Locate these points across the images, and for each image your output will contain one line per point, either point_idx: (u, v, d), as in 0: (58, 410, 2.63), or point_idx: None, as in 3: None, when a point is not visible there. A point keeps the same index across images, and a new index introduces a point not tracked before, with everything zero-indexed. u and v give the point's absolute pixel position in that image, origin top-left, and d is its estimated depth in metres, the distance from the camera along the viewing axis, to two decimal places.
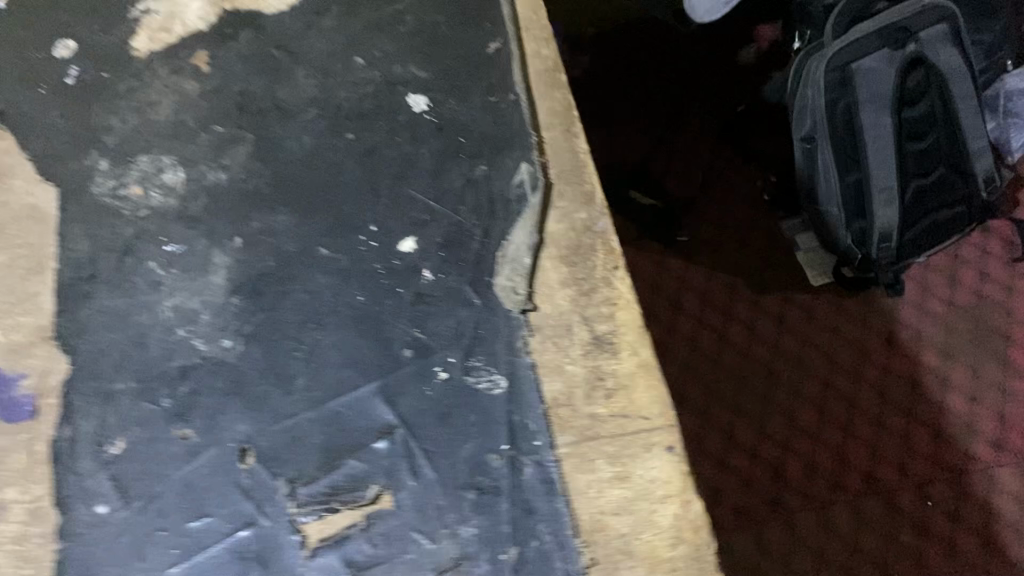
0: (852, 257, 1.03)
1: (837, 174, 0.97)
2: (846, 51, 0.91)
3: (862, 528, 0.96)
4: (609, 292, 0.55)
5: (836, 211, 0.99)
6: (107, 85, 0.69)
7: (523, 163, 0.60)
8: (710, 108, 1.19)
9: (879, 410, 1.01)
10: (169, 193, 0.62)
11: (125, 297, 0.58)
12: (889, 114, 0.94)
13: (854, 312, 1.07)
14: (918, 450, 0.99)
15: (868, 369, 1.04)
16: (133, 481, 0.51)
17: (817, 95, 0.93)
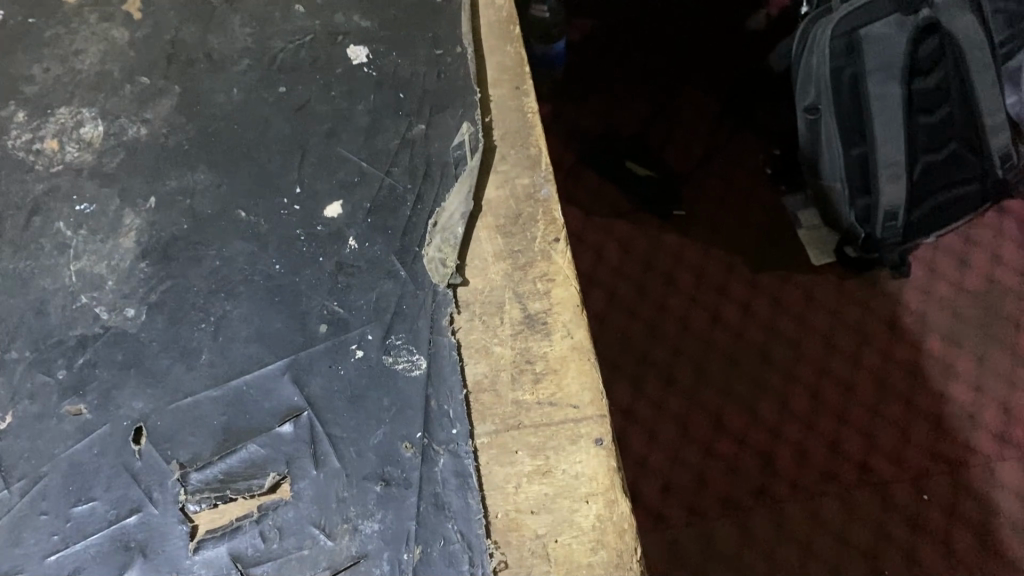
0: (856, 236, 0.97)
1: (841, 146, 0.89)
2: (852, 15, 0.83)
3: (854, 522, 0.89)
4: (546, 267, 0.50)
5: (840, 187, 0.93)
6: (30, 31, 0.64)
7: (465, 123, 0.55)
8: (713, 74, 1.12)
9: (878, 397, 0.95)
10: (86, 148, 0.58)
11: (29, 259, 0.53)
12: (898, 83, 0.85)
13: (856, 294, 1.01)
14: (917, 441, 0.93)
15: (868, 355, 0.97)
16: (17, 461, 0.46)
17: (823, 61, 0.85)
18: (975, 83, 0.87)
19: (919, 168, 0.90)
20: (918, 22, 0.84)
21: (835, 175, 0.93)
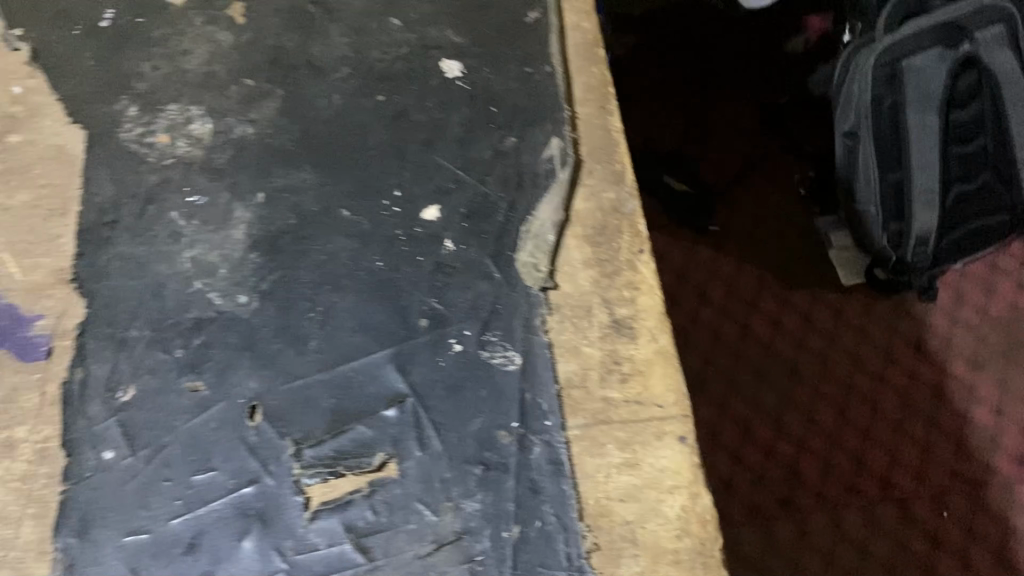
0: (886, 258, 0.99)
1: (877, 172, 0.93)
2: (894, 47, 0.86)
3: (875, 533, 0.92)
4: (631, 276, 0.54)
5: (874, 210, 0.96)
6: (140, 31, 0.69)
7: (554, 138, 0.59)
8: (751, 91, 1.15)
9: (901, 415, 0.98)
10: (195, 144, 0.62)
11: (145, 244, 0.57)
12: (936, 114, 0.89)
13: (884, 314, 1.04)
14: (938, 459, 0.96)
15: (894, 374, 1.01)
16: (142, 431, 0.50)
17: (864, 87, 0.88)
18: (1009, 117, 0.91)
19: (951, 197, 0.94)
20: (959, 57, 0.88)
21: (869, 198, 0.96)
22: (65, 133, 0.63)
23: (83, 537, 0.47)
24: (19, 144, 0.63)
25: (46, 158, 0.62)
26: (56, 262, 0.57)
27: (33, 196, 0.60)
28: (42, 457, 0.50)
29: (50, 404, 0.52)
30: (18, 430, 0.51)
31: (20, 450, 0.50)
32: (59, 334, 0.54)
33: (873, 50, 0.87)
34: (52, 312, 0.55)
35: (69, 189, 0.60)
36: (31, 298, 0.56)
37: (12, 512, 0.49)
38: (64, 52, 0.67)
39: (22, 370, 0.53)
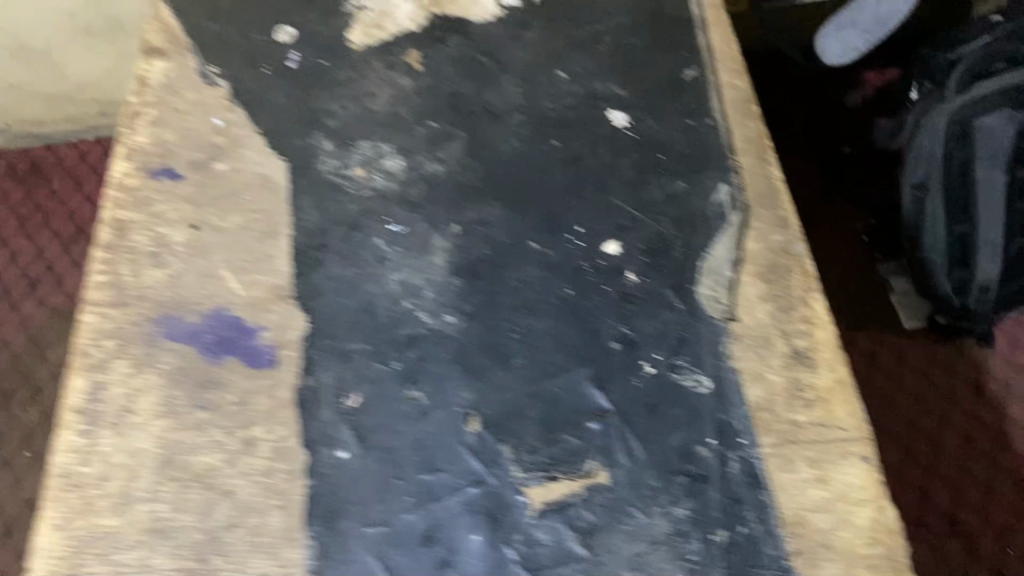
0: (950, 306, 1.06)
1: (944, 222, 1.01)
2: (965, 106, 0.94)
3: (943, 567, 0.97)
4: (806, 311, 0.60)
5: (938, 258, 1.03)
6: (326, 72, 0.75)
7: (722, 184, 0.65)
8: (816, 147, 1.26)
9: (964, 455, 1.04)
10: (390, 178, 0.68)
11: (354, 267, 0.64)
12: (1005, 171, 0.96)
13: (947, 358, 1.11)
14: (1000, 498, 1.01)
15: (956, 415, 1.07)
16: (371, 433, 0.56)
17: (937, 145, 0.97)
18: None
19: (1015, 248, 1.01)
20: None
21: (936, 246, 1.03)
22: (267, 163, 0.69)
23: (329, 527, 0.53)
24: (224, 170, 0.69)
25: (253, 185, 0.68)
26: (273, 279, 0.63)
27: (244, 219, 0.66)
28: (280, 455, 0.56)
29: (282, 406, 0.57)
30: (255, 429, 0.57)
31: (259, 448, 0.56)
32: (284, 344, 0.60)
33: (941, 110, 0.96)
34: (274, 325, 0.61)
35: (277, 214, 0.66)
36: (253, 311, 0.61)
37: (259, 503, 0.54)
38: (257, 89, 0.73)
39: (252, 375, 0.59)
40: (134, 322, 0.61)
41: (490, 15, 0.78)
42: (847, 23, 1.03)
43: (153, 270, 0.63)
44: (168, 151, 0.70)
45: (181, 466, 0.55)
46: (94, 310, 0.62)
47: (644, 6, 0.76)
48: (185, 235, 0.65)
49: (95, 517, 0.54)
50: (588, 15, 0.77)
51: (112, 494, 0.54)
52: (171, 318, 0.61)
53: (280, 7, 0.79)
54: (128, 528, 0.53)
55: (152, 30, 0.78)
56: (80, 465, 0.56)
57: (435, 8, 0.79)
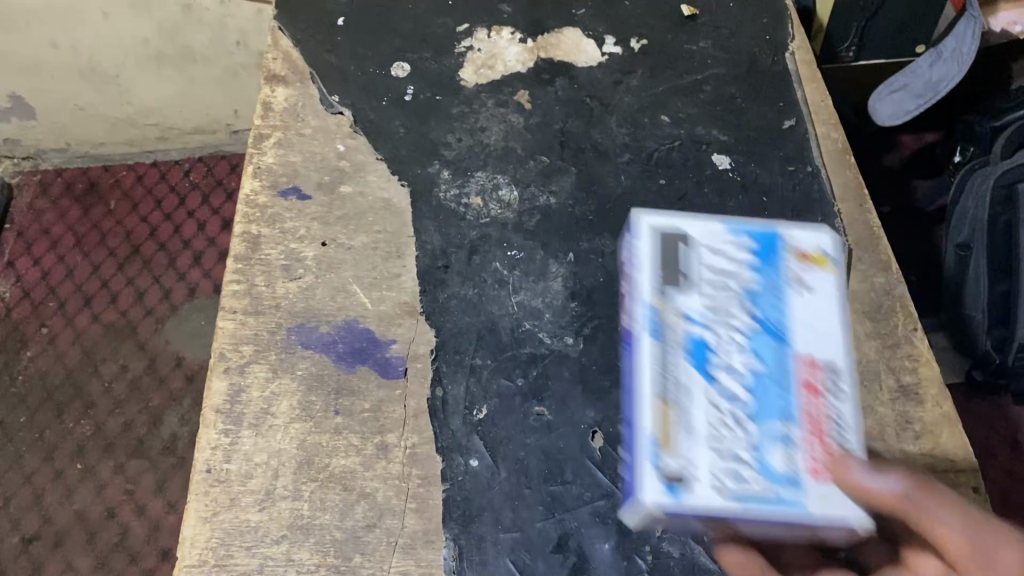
0: (989, 362, 1.04)
1: (987, 279, 1.01)
2: (1010, 171, 0.99)
3: None
4: (911, 349, 0.64)
5: (980, 315, 1.03)
6: (440, 106, 0.78)
7: (826, 228, 0.69)
8: None
9: (1002, 508, 1.07)
10: (506, 207, 0.71)
11: (476, 288, 0.67)
12: None
13: (990, 412, 1.13)
14: None
15: (993, 470, 1.10)
16: (500, 444, 0.60)
17: (982, 207, 1.02)
18: None
19: None
20: None
21: (978, 304, 1.03)
22: (390, 189, 0.72)
23: (466, 530, 0.57)
24: (349, 193, 0.72)
25: (377, 209, 0.71)
26: (399, 296, 0.66)
27: (370, 238, 0.70)
28: (414, 460, 0.59)
29: (415, 415, 0.61)
30: (390, 435, 0.60)
31: (394, 453, 0.60)
32: (413, 356, 0.63)
33: (992, 171, 1.01)
34: (402, 338, 0.64)
35: (402, 236, 0.70)
36: (383, 325, 0.65)
37: (395, 505, 0.58)
38: (375, 118, 0.77)
39: (385, 385, 0.62)
40: (269, 330, 0.65)
41: (595, 59, 0.81)
42: (898, 87, 1.00)
43: (287, 282, 0.67)
44: (295, 172, 0.74)
45: (319, 467, 0.59)
46: (230, 317, 0.65)
47: (741, 58, 0.80)
48: (316, 251, 0.69)
49: (240, 512, 0.57)
50: (689, 65, 0.80)
51: (256, 491, 0.58)
52: (305, 327, 0.65)
53: (391, 41, 0.82)
54: (271, 524, 0.57)
55: (274, 59, 0.81)
56: (223, 461, 0.59)
57: (542, 52, 0.81)
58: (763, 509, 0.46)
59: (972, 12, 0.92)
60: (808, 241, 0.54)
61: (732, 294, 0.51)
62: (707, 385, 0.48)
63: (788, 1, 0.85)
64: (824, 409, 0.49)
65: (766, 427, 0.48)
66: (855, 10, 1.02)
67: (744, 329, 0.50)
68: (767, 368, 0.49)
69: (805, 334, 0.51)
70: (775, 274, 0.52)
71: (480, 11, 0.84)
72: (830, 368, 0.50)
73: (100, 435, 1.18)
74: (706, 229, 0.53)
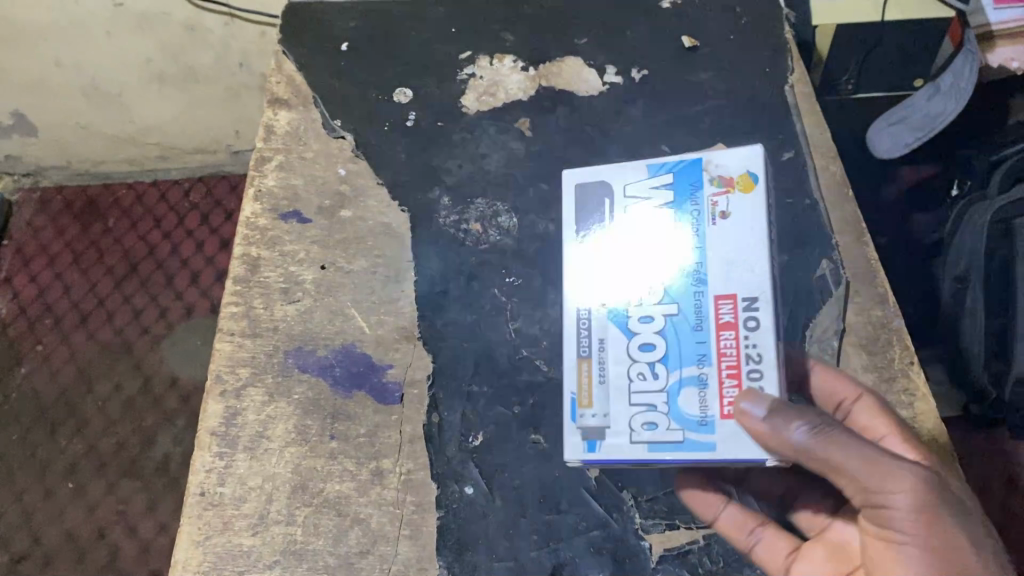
0: (986, 396, 1.05)
1: (983, 314, 1.02)
2: (1007, 206, 0.98)
3: None
4: (907, 383, 0.65)
5: (976, 349, 1.03)
6: (441, 132, 0.78)
7: (824, 260, 0.70)
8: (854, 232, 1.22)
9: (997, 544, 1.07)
10: (506, 234, 0.71)
11: (474, 314, 0.67)
12: None
13: (986, 447, 1.12)
14: None
15: (988, 505, 1.10)
16: (495, 472, 0.60)
17: (980, 243, 1.01)
18: None
19: None
20: None
21: (974, 338, 1.04)
22: (390, 214, 0.73)
23: (459, 558, 0.57)
24: (349, 218, 0.72)
25: (377, 233, 0.72)
26: (397, 320, 0.67)
27: (369, 262, 0.70)
28: (409, 487, 0.59)
29: (410, 440, 0.61)
30: (385, 460, 0.60)
31: (388, 479, 0.59)
32: (410, 382, 0.63)
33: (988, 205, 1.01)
34: (399, 363, 0.64)
35: (401, 261, 0.70)
36: (380, 349, 0.65)
37: (389, 532, 0.58)
38: (377, 143, 0.77)
39: (381, 409, 0.62)
40: (266, 353, 0.65)
41: (596, 88, 0.81)
42: (897, 121, 1.01)
43: (285, 305, 0.67)
44: (296, 195, 0.74)
45: (314, 491, 0.59)
46: (227, 339, 0.65)
47: (742, 90, 0.81)
48: (315, 274, 0.69)
49: (235, 535, 0.58)
50: (690, 95, 0.81)
51: (250, 515, 0.58)
52: (302, 350, 0.65)
53: (394, 67, 0.83)
54: (263, 548, 0.57)
55: (278, 82, 0.82)
56: (217, 485, 0.59)
57: (544, 80, 0.82)
58: (671, 452, 0.53)
59: (970, 47, 0.93)
60: (723, 172, 0.59)
61: (650, 245, 0.59)
62: (623, 339, 0.57)
63: (788, 34, 0.85)
64: (732, 344, 0.55)
65: (676, 371, 0.55)
66: (855, 44, 1.03)
67: (659, 276, 0.58)
68: (679, 313, 0.57)
69: (717, 271, 0.57)
70: (687, 214, 0.59)
71: (483, 39, 0.85)
72: (744, 298, 0.56)
73: (92, 455, 1.17)
74: (629, 185, 0.62)
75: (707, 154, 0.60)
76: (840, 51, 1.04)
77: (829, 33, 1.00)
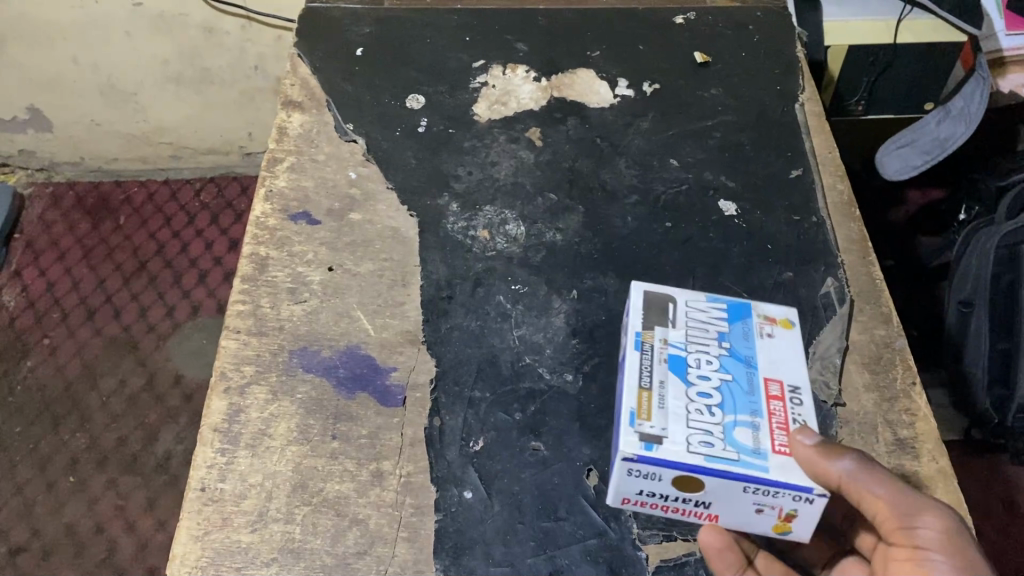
0: (988, 421, 1.05)
1: (988, 338, 1.01)
2: (1015, 232, 0.98)
3: None
4: (909, 404, 0.63)
5: (980, 374, 1.03)
6: (452, 139, 0.79)
7: (829, 278, 0.69)
8: None
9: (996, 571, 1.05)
10: (513, 242, 0.72)
11: (479, 320, 0.67)
12: None
13: (983, 472, 1.12)
14: None
15: (987, 530, 1.08)
16: (495, 478, 0.60)
17: (987, 268, 1.02)
18: None
19: None
20: None
21: (978, 363, 1.03)
22: (399, 218, 0.73)
23: (456, 563, 0.56)
24: (358, 221, 0.73)
25: (385, 237, 0.72)
26: (402, 324, 0.67)
27: (376, 266, 0.70)
28: (408, 489, 0.59)
29: (411, 443, 0.61)
30: (384, 463, 0.60)
31: (388, 481, 0.60)
32: (413, 385, 0.64)
33: (994, 231, 1.01)
34: (403, 367, 0.65)
35: (408, 265, 0.70)
36: (384, 353, 0.65)
37: (387, 533, 0.57)
38: (387, 147, 0.78)
39: (383, 412, 0.63)
40: (272, 351, 0.65)
41: (606, 101, 0.82)
42: (904, 142, 1.00)
43: (292, 305, 0.68)
44: (305, 197, 0.75)
45: (314, 491, 0.59)
46: (233, 336, 0.66)
47: (751, 107, 0.82)
48: (322, 276, 0.70)
49: (232, 532, 0.57)
50: (700, 110, 0.81)
51: (249, 512, 0.58)
52: (307, 350, 0.65)
53: (408, 74, 0.84)
54: (262, 546, 0.57)
55: (292, 85, 0.83)
56: (217, 480, 0.59)
57: (556, 91, 0.83)
58: (731, 469, 0.50)
59: (982, 73, 0.94)
60: (779, 310, 0.61)
61: (707, 334, 0.58)
62: (680, 386, 0.55)
63: (798, 54, 0.86)
64: (783, 413, 0.54)
65: (731, 414, 0.53)
66: (865, 65, 1.03)
67: (715, 357, 0.57)
68: (731, 378, 0.55)
69: (768, 363, 0.57)
70: (740, 325, 0.59)
71: (496, 49, 0.86)
72: (790, 391, 0.55)
73: (94, 449, 1.17)
74: (689, 299, 0.61)
75: (756, 301, 0.61)
76: (851, 71, 1.04)
77: (840, 52, 1.00)
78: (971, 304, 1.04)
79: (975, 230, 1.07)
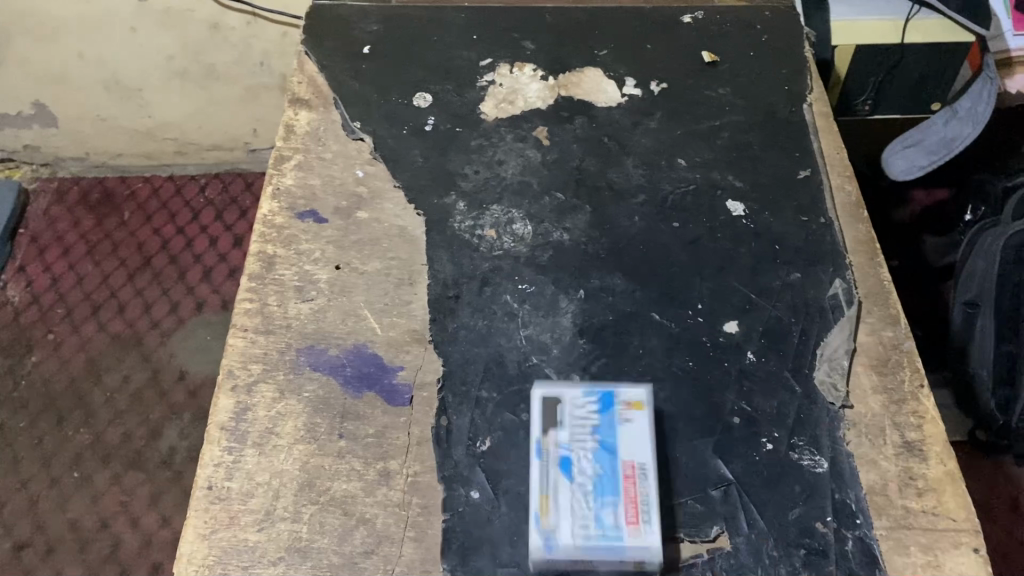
0: (992, 421, 1.05)
1: (993, 339, 1.01)
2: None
3: None
4: (917, 406, 0.63)
5: (985, 374, 1.03)
6: (458, 138, 0.78)
7: (837, 279, 0.69)
8: None
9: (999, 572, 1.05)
10: (520, 241, 0.72)
11: (486, 320, 0.67)
12: None
13: (988, 473, 1.12)
14: None
15: (991, 531, 1.08)
16: (502, 478, 0.59)
17: (992, 267, 1.01)
18: None
19: None
20: None
21: (983, 363, 1.03)
22: (406, 217, 0.73)
23: (463, 563, 0.56)
24: (366, 219, 0.73)
25: (392, 235, 0.72)
26: (409, 323, 0.67)
27: (383, 265, 0.70)
28: (415, 489, 0.59)
29: (418, 443, 0.61)
30: (392, 462, 0.60)
31: (395, 480, 0.59)
32: (419, 385, 0.64)
33: (1003, 231, 1.00)
34: (410, 366, 0.65)
35: (414, 264, 0.70)
36: (391, 352, 0.65)
37: (394, 533, 0.57)
38: (394, 146, 0.78)
39: (390, 411, 0.62)
40: (278, 350, 0.65)
41: (614, 101, 0.82)
42: (911, 142, 0.99)
43: (300, 303, 0.68)
44: (312, 195, 0.75)
45: (321, 490, 0.59)
46: (241, 334, 0.66)
47: (759, 107, 0.81)
48: (329, 274, 0.70)
49: (239, 531, 0.57)
50: (708, 110, 0.81)
51: (255, 511, 0.58)
52: (314, 348, 0.65)
53: (415, 72, 0.83)
54: (269, 545, 0.57)
55: (299, 82, 0.82)
56: (224, 479, 0.59)
57: (563, 90, 0.82)
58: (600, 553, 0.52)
59: (988, 74, 0.95)
60: (635, 394, 0.59)
61: (579, 430, 0.57)
62: (562, 482, 0.55)
63: (807, 54, 0.86)
64: (638, 494, 0.54)
65: (598, 503, 0.53)
66: (873, 64, 1.03)
67: (588, 450, 0.56)
68: (600, 471, 0.55)
69: (632, 442, 0.56)
70: (606, 418, 0.58)
71: (503, 48, 0.86)
72: (643, 469, 0.55)
73: (98, 445, 1.17)
74: (570, 400, 0.59)
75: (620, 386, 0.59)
76: (859, 70, 1.03)
77: (848, 51, 1.00)
78: (976, 306, 1.04)
79: (983, 230, 1.07)
